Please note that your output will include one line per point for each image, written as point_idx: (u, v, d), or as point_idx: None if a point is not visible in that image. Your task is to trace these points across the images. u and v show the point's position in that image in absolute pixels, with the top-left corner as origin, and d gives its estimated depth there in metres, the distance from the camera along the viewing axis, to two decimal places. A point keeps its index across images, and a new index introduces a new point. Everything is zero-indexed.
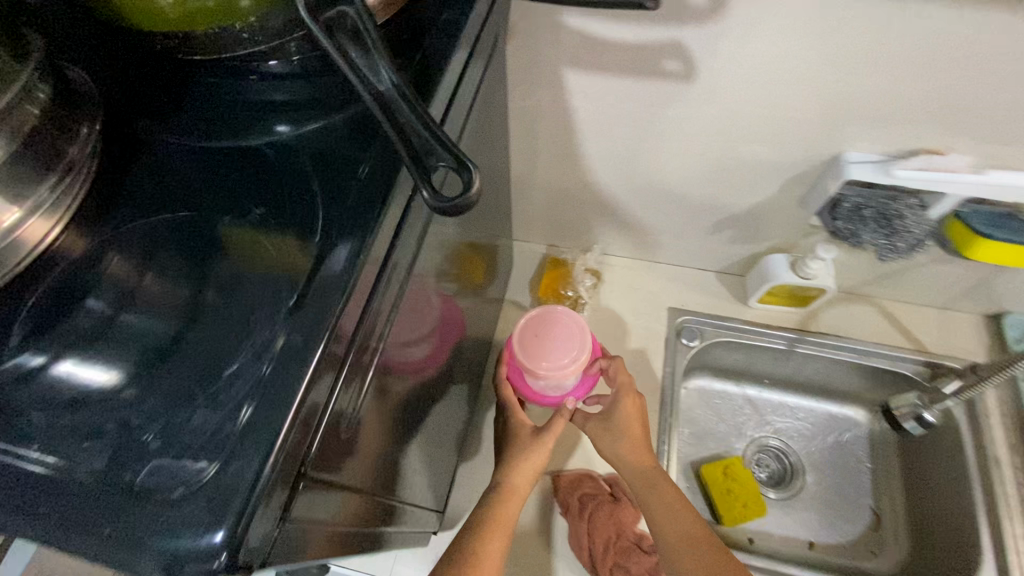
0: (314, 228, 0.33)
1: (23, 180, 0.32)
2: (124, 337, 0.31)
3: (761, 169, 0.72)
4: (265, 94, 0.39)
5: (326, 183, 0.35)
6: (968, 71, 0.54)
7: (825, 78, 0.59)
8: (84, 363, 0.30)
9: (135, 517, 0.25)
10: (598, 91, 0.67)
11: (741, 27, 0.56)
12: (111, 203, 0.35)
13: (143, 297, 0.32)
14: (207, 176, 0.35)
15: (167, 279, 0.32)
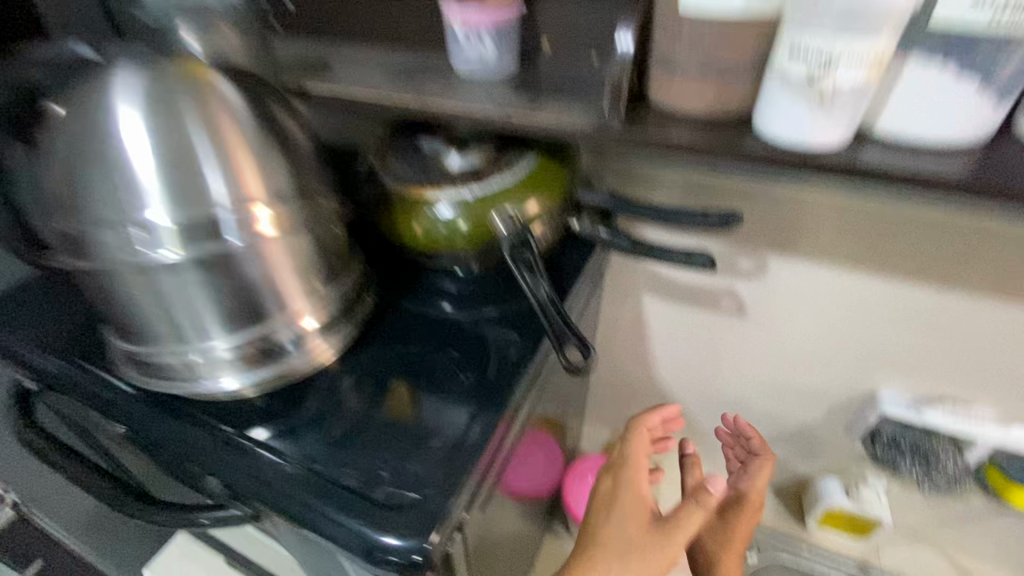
0: (485, 374, 0.54)
1: (333, 324, 0.54)
2: (327, 428, 0.51)
3: (807, 394, 0.86)
4: (444, 285, 0.64)
5: (491, 333, 0.59)
6: (968, 341, 0.70)
7: (850, 330, 0.76)
8: (292, 442, 0.50)
9: (354, 520, 0.44)
10: (668, 314, 0.88)
11: (778, 287, 0.76)
12: (359, 342, 0.58)
13: (365, 387, 0.54)
14: (415, 337, 0.58)
15: (362, 395, 0.53)
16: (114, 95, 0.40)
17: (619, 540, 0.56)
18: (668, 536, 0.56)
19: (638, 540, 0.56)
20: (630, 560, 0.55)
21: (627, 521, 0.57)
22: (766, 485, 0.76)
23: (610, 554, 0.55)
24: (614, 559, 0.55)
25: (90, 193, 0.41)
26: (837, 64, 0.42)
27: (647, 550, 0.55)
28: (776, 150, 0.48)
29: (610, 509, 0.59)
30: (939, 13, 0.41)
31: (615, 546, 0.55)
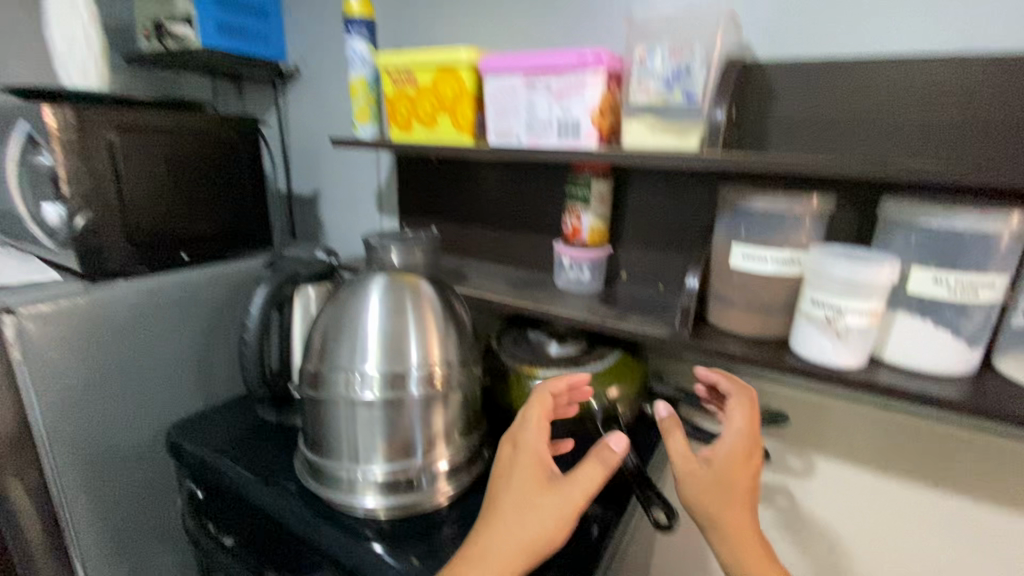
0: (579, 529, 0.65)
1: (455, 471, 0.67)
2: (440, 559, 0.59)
3: None
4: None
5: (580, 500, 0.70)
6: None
7: (907, 540, 0.80)
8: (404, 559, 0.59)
9: None
10: None
11: (829, 487, 0.85)
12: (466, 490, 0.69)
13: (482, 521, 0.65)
14: None
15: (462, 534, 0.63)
16: (369, 289, 0.63)
17: (513, 497, 0.56)
18: (541, 497, 0.56)
19: (524, 496, 0.56)
20: (527, 513, 0.55)
21: (528, 477, 0.57)
22: (752, 429, 0.62)
23: (506, 514, 0.55)
24: (510, 513, 0.55)
25: (337, 347, 0.61)
26: (845, 311, 0.61)
27: (547, 499, 0.55)
28: (809, 363, 0.65)
29: (509, 475, 0.58)
30: (914, 284, 0.61)
31: (508, 507, 0.56)
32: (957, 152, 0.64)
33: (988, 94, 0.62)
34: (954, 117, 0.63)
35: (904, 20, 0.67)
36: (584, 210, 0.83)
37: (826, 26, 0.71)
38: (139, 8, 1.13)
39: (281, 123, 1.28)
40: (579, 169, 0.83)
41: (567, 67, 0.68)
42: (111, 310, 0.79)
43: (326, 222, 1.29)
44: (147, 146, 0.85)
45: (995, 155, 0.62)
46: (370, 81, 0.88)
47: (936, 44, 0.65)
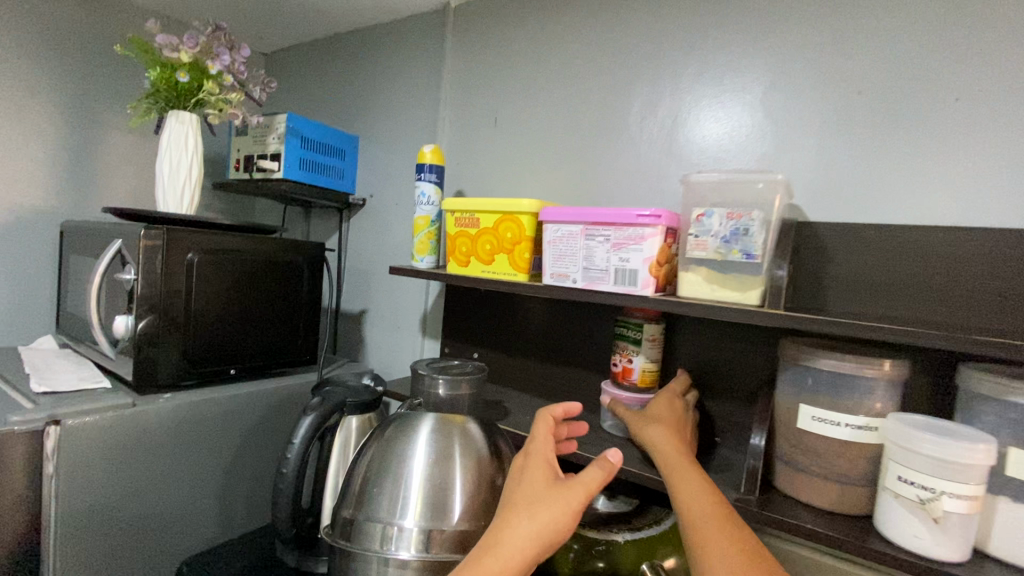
0: None
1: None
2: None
3: None
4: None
5: None
6: None
7: None
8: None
9: None
10: None
11: None
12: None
13: None
14: None
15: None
16: (417, 430, 0.60)
17: (524, 492, 0.52)
18: (544, 494, 0.51)
19: (534, 497, 0.51)
20: (536, 507, 0.50)
21: (535, 475, 0.53)
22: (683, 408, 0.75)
23: (516, 510, 0.50)
24: (523, 506, 0.51)
25: (378, 493, 0.58)
26: (942, 493, 0.55)
27: (553, 492, 0.51)
28: (903, 549, 0.57)
29: (518, 479, 0.54)
30: (1015, 467, 0.55)
31: (522, 502, 0.51)
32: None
33: None
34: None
35: (952, 193, 0.69)
36: (635, 350, 0.81)
37: (873, 193, 0.74)
38: (236, 144, 1.29)
39: (340, 245, 1.37)
40: (630, 310, 0.82)
41: (625, 220, 0.72)
42: (153, 424, 0.78)
43: (368, 339, 1.31)
44: (221, 268, 0.91)
45: None
46: (433, 217, 0.95)
47: (990, 217, 0.67)
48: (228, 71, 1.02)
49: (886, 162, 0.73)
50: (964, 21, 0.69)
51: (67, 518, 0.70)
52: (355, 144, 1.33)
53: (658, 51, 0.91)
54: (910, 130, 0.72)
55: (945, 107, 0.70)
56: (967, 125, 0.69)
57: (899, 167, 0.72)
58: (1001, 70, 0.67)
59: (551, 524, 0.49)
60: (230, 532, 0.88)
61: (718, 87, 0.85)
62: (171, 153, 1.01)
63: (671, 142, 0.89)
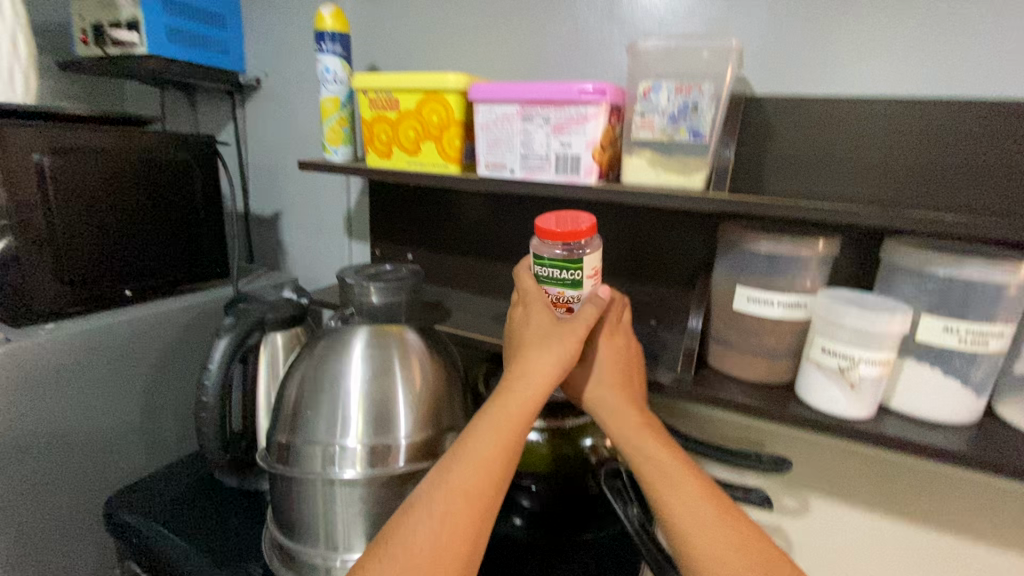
0: None
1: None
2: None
3: None
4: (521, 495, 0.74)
5: None
6: None
7: None
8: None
9: None
10: None
11: None
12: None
13: None
14: None
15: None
16: (350, 345, 0.56)
17: (530, 330, 0.57)
18: (549, 330, 0.56)
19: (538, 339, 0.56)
20: (545, 344, 0.55)
21: (537, 313, 0.57)
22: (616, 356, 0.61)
23: (527, 347, 0.56)
24: (534, 345, 0.55)
25: (313, 415, 0.54)
26: (859, 361, 0.59)
27: (557, 330, 0.55)
28: (820, 411, 0.62)
29: (521, 324, 0.58)
30: (923, 332, 0.59)
31: (532, 343, 0.56)
32: (956, 195, 0.63)
33: (987, 139, 0.61)
34: (953, 159, 0.63)
35: (899, 59, 0.66)
36: (574, 295, 0.57)
37: (821, 60, 0.69)
38: (75, 8, 1.01)
39: (238, 137, 1.18)
40: (537, 246, 0.56)
41: (566, 97, 0.64)
42: (41, 362, 0.68)
43: (287, 244, 1.19)
44: (84, 170, 0.75)
45: (991, 202, 0.62)
46: (343, 99, 0.81)
47: (935, 82, 0.64)
48: None
49: (839, 22, 0.68)
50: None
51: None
52: (236, 7, 1.08)
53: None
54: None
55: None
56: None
57: (852, 28, 0.67)
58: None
59: (544, 368, 0.54)
60: (160, 459, 0.84)
61: None
62: None
63: (613, 2, 0.78)
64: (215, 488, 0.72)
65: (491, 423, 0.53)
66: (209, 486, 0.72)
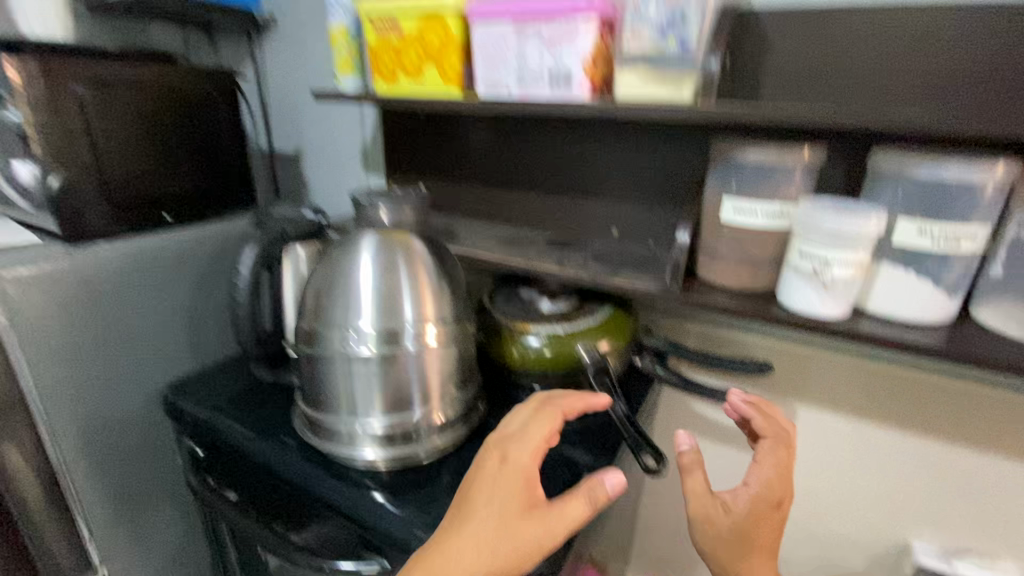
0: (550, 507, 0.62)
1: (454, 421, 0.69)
2: (425, 506, 0.61)
3: (843, 541, 0.90)
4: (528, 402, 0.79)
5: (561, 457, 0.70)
6: (991, 501, 0.77)
7: (871, 480, 0.85)
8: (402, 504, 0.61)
9: None
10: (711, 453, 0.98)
11: (810, 436, 0.88)
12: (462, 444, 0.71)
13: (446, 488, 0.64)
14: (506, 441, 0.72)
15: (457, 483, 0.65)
16: (359, 248, 0.63)
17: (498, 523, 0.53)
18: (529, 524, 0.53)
19: (512, 525, 0.53)
20: (509, 537, 0.52)
21: (514, 504, 0.54)
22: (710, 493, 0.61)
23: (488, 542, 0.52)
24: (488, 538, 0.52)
25: (332, 305, 0.62)
26: (833, 262, 0.62)
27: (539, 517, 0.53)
28: (795, 312, 0.66)
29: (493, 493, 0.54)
30: (898, 235, 0.62)
31: (497, 539, 0.52)
32: (964, 104, 0.60)
33: (998, 33, 0.57)
34: (967, 58, 0.59)
35: None
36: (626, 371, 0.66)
37: None
38: None
39: (257, 74, 1.21)
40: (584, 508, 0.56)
41: (557, 13, 0.66)
42: (111, 267, 0.82)
43: (311, 180, 1.25)
44: (117, 116, 0.83)
45: (991, 106, 0.59)
46: (351, 30, 0.85)
47: None
48: None
49: None
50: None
51: (47, 349, 0.76)
52: None
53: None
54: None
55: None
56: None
57: None
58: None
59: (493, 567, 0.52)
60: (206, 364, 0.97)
61: None
62: None
63: None
64: (269, 395, 0.79)
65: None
66: (264, 390, 0.80)
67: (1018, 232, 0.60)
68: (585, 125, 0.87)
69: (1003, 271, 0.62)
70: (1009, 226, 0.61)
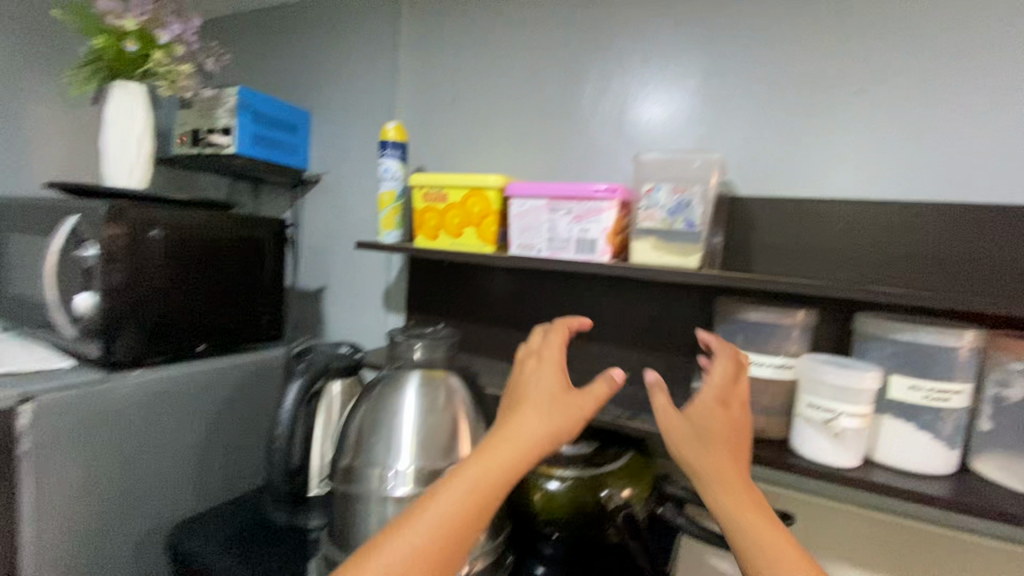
0: None
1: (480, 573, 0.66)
2: None
3: None
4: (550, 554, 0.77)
5: None
6: None
7: None
8: None
9: None
10: None
11: None
12: None
13: None
14: None
15: None
16: (403, 386, 0.67)
17: (540, 395, 0.61)
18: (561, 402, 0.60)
19: (550, 404, 0.60)
20: (549, 408, 0.60)
21: (551, 380, 0.62)
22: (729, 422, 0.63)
23: (529, 410, 0.59)
24: (530, 407, 0.60)
25: (374, 443, 0.64)
26: (840, 413, 0.68)
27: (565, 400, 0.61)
28: (811, 460, 0.70)
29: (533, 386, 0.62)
30: (893, 391, 0.69)
31: (539, 404, 0.60)
32: (923, 281, 0.73)
33: (939, 229, 0.72)
34: (920, 246, 0.73)
35: (862, 159, 0.79)
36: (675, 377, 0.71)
37: (796, 162, 0.83)
38: (180, 116, 1.22)
39: (295, 221, 1.34)
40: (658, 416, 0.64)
41: (584, 195, 0.81)
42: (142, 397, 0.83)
43: (329, 316, 1.32)
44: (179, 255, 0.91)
45: (945, 283, 0.72)
46: (398, 193, 1.00)
47: (894, 189, 0.77)
48: (179, 41, 0.98)
49: (808, 137, 0.82)
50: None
51: (54, 486, 0.73)
52: (307, 120, 1.29)
53: (614, 7, 0.95)
54: (842, 100, 0.80)
55: (863, 74, 0.79)
56: (899, 76, 0.76)
57: (822, 137, 0.81)
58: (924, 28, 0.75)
59: (526, 437, 0.57)
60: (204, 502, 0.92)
61: (664, 74, 0.92)
62: (119, 126, 0.96)
63: (620, 125, 0.95)
64: (275, 540, 0.76)
65: (482, 466, 0.55)
66: (271, 535, 0.77)
67: (995, 390, 0.68)
68: (595, 282, 0.98)
69: (990, 426, 0.69)
70: (986, 385, 0.69)
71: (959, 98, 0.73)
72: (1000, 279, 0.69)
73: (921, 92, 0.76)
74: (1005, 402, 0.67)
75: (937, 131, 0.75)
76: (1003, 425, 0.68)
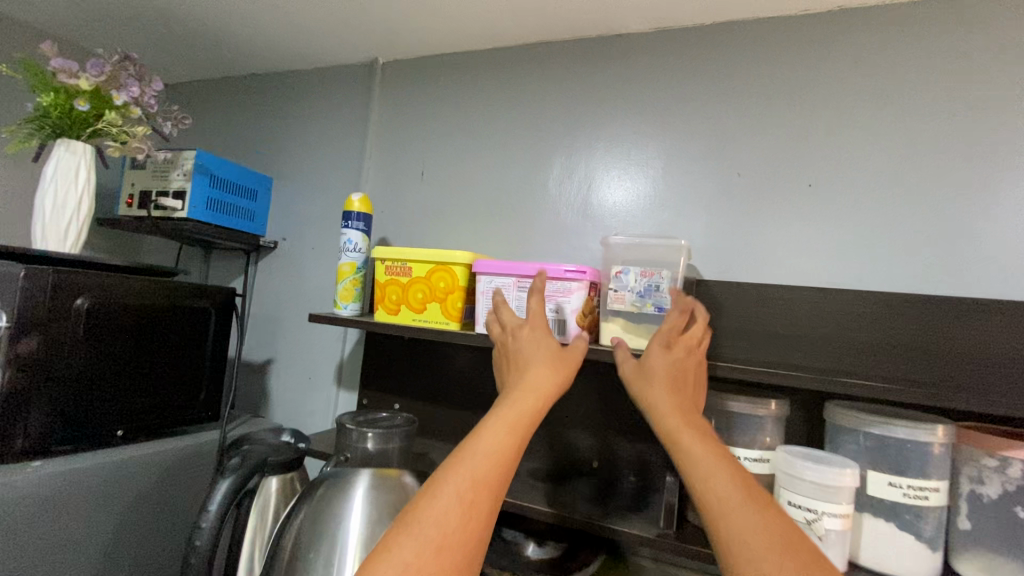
0: None
1: None
2: None
3: None
4: None
5: None
6: None
7: None
8: None
9: None
10: None
11: None
12: None
13: None
14: None
15: None
16: (351, 486, 0.59)
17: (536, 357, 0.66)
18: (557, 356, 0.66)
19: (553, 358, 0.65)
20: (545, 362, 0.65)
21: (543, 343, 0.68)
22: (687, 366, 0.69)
23: (532, 366, 0.64)
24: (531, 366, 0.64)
25: (313, 556, 0.56)
26: (822, 514, 0.64)
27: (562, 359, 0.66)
28: None
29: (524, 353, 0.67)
30: (872, 487, 0.67)
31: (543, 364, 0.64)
32: (890, 370, 0.73)
33: (900, 320, 0.74)
34: (883, 336, 0.74)
35: (820, 249, 0.81)
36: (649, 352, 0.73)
37: (758, 248, 0.85)
38: (129, 176, 1.16)
39: (246, 288, 1.26)
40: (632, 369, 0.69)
41: (553, 275, 0.79)
42: (42, 495, 0.70)
43: (274, 391, 1.21)
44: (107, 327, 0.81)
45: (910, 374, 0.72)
46: (359, 265, 0.95)
47: (851, 279, 0.79)
48: (136, 103, 0.94)
49: (769, 226, 0.85)
50: (834, 84, 0.83)
51: None
52: (269, 185, 1.25)
53: (581, 93, 0.99)
54: (799, 193, 0.83)
55: (815, 169, 0.83)
56: (849, 172, 0.81)
57: (782, 226, 0.84)
58: (868, 132, 0.80)
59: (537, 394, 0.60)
60: None
61: (628, 159, 0.94)
62: (57, 186, 0.90)
63: (587, 205, 0.96)
64: None
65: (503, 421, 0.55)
66: None
67: (970, 487, 0.67)
68: None
69: (970, 525, 0.66)
70: (961, 481, 0.68)
71: (904, 192, 0.78)
72: (962, 372, 0.70)
73: (870, 188, 0.80)
74: (982, 500, 0.66)
75: (889, 226, 0.78)
76: (983, 524, 0.66)
